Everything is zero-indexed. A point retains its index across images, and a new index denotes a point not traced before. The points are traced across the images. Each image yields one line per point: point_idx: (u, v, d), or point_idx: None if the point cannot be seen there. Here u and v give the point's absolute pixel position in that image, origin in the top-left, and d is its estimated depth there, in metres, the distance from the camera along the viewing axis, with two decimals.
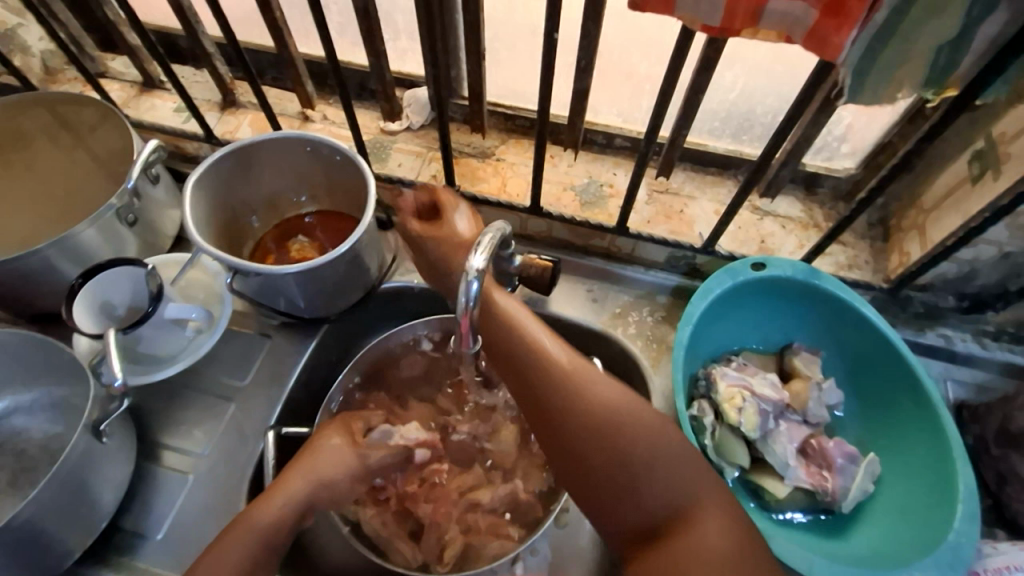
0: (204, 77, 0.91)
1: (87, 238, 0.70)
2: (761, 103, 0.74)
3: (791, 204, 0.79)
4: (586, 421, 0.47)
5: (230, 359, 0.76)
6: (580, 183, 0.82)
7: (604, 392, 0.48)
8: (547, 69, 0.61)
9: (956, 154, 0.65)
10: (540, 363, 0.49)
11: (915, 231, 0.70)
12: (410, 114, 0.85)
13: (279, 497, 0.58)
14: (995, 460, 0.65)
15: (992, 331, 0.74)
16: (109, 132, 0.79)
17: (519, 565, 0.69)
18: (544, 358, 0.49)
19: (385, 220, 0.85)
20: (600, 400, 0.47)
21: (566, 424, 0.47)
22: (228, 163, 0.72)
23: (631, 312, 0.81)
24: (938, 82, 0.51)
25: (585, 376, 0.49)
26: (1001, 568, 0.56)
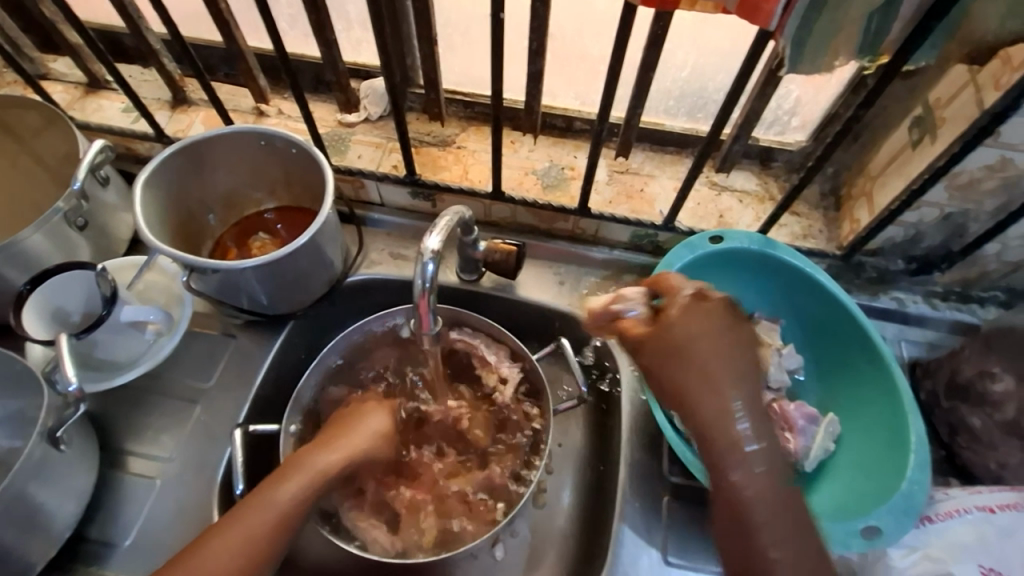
0: (153, 75, 0.88)
1: (35, 243, 0.67)
2: (712, 80, 0.75)
3: (747, 178, 0.81)
4: (714, 453, 0.45)
5: (194, 361, 0.75)
6: (541, 167, 0.83)
7: (706, 399, 0.45)
8: (498, 52, 0.62)
9: (897, 121, 0.67)
10: (658, 355, 0.47)
11: (864, 198, 0.73)
12: (368, 105, 0.84)
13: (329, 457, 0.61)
14: (946, 412, 0.68)
15: (941, 291, 0.77)
16: (55, 135, 0.76)
17: (500, 547, 0.71)
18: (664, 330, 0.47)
19: (347, 213, 0.85)
20: (687, 362, 0.46)
21: (665, 379, 0.47)
22: (179, 161, 0.70)
23: (598, 293, 0.82)
24: (872, 49, 0.53)
25: (695, 353, 0.46)
26: (952, 511, 0.58)
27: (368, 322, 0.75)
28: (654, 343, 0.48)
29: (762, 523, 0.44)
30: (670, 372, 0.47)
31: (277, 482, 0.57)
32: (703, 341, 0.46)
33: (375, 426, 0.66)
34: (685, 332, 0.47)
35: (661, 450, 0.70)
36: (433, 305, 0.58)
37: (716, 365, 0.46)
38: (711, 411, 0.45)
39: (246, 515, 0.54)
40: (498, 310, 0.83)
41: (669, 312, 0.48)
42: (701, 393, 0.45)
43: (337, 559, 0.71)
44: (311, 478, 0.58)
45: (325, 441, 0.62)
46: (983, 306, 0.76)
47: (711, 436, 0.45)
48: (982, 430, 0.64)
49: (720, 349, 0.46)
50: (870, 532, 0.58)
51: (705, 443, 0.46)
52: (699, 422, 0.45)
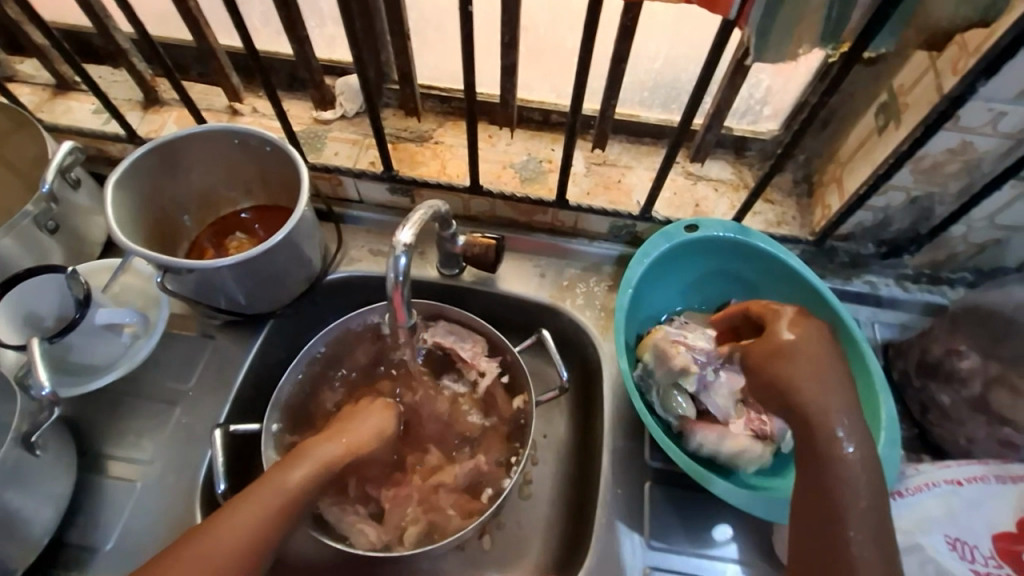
0: (123, 76, 0.87)
1: (4, 248, 0.66)
2: (685, 71, 0.76)
3: (722, 167, 0.82)
4: (804, 443, 0.51)
5: (173, 363, 0.74)
6: (519, 161, 0.83)
7: (807, 394, 0.52)
8: (469, 45, 0.62)
9: (864, 108, 0.69)
10: (768, 357, 0.55)
11: (834, 184, 0.74)
12: (344, 102, 0.83)
13: (332, 446, 0.61)
14: (917, 391, 0.70)
15: (912, 274, 0.79)
16: (23, 138, 0.75)
17: (486, 538, 0.72)
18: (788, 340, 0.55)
19: (325, 211, 0.84)
20: (794, 365, 0.53)
21: (774, 372, 0.54)
22: (151, 161, 0.69)
23: (578, 283, 0.82)
24: (834, 37, 0.54)
25: (797, 358, 0.54)
26: (921, 485, 0.60)
27: (349, 318, 0.75)
28: (761, 351, 0.56)
29: (853, 508, 0.48)
30: (784, 368, 0.53)
31: (285, 468, 0.56)
32: (821, 353, 0.54)
33: (372, 430, 0.65)
34: (805, 343, 0.54)
35: (642, 436, 0.71)
36: (407, 298, 0.58)
37: (820, 365, 0.53)
38: (808, 399, 0.52)
39: (262, 494, 0.54)
40: (480, 304, 0.83)
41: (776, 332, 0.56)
42: (807, 381, 0.52)
43: (320, 555, 0.71)
44: (319, 465, 0.58)
45: (336, 434, 0.63)
46: (952, 287, 0.78)
47: (809, 426, 0.51)
48: (951, 407, 0.66)
49: (826, 363, 0.53)
50: None
51: (806, 435, 0.51)
52: (798, 404, 0.52)
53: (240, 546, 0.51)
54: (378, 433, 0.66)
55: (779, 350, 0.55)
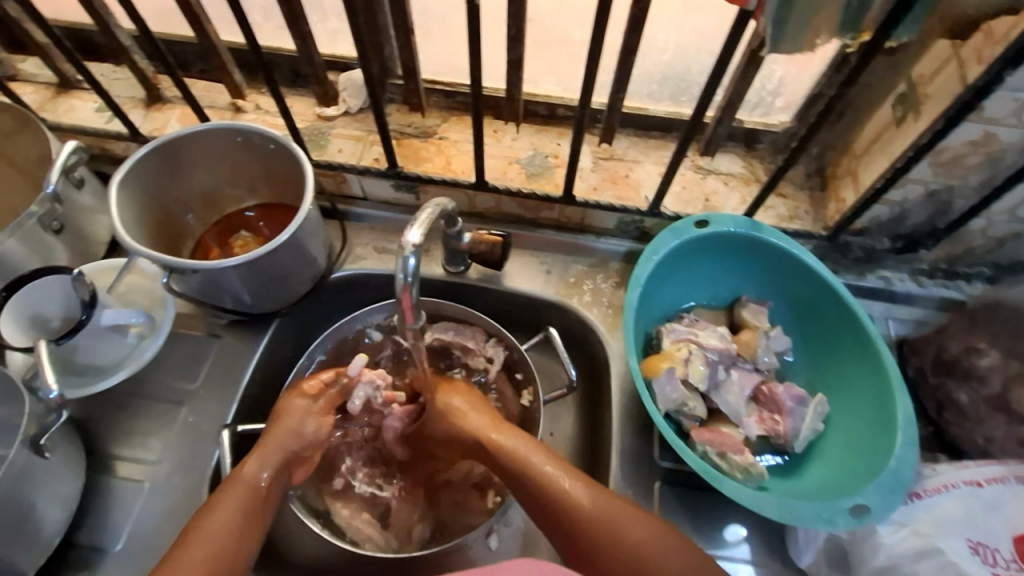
0: (125, 73, 0.86)
1: (9, 249, 0.66)
2: (695, 62, 0.74)
3: (732, 161, 0.80)
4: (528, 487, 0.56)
5: (179, 363, 0.74)
6: (525, 156, 0.82)
7: (510, 442, 0.59)
8: (475, 40, 0.60)
9: (881, 99, 0.67)
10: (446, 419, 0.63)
11: (849, 177, 0.72)
12: (347, 97, 0.82)
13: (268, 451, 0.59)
14: (932, 388, 0.68)
15: (927, 269, 0.77)
16: (26, 137, 0.75)
17: (494, 538, 0.71)
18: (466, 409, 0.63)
19: (330, 208, 0.84)
20: (478, 424, 0.61)
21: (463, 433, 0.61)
22: (154, 160, 0.69)
23: (585, 280, 0.81)
24: (853, 25, 0.52)
25: (475, 418, 0.62)
26: (940, 487, 0.59)
27: (354, 317, 0.75)
28: (431, 416, 0.64)
29: (603, 529, 0.53)
30: (433, 428, 0.65)
31: (211, 516, 0.54)
32: (468, 420, 0.62)
33: (276, 460, 0.59)
34: (467, 422, 0.62)
35: (651, 436, 0.70)
36: (416, 300, 0.57)
37: (480, 423, 0.61)
38: (512, 444, 0.59)
39: (198, 554, 0.51)
40: (486, 301, 0.82)
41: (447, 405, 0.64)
42: (503, 434, 0.60)
43: (328, 555, 0.71)
44: (246, 511, 0.55)
45: (245, 468, 0.58)
46: (969, 282, 0.76)
47: (534, 494, 0.56)
48: (969, 405, 0.65)
49: (487, 415, 0.62)
50: (859, 510, 0.58)
51: (531, 498, 0.56)
52: (501, 449, 0.59)
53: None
54: (294, 452, 0.61)
55: (446, 416, 0.63)
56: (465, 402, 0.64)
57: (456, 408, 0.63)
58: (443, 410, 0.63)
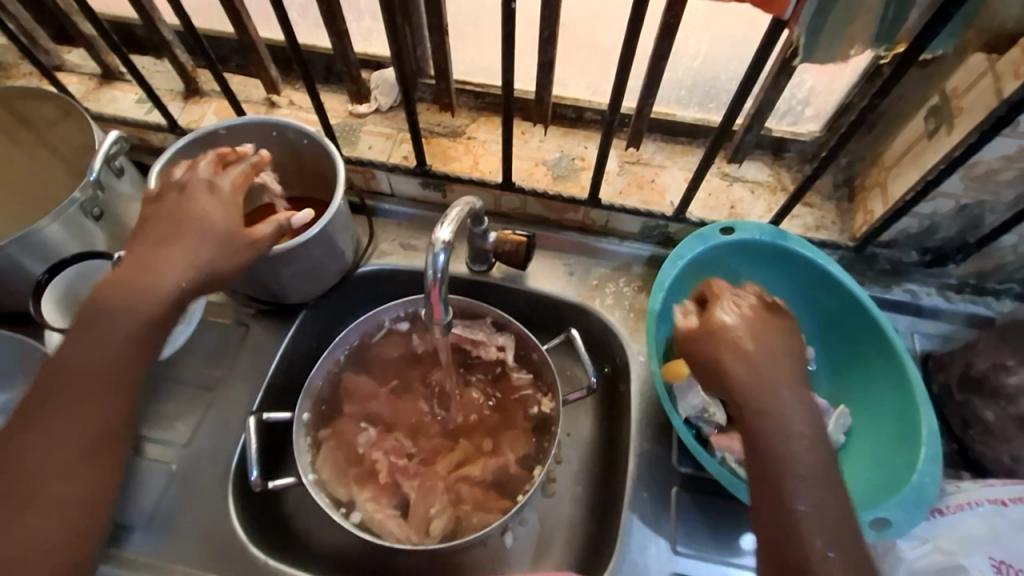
0: (165, 66, 0.89)
1: (52, 233, 0.68)
2: (725, 69, 0.74)
3: (759, 169, 0.80)
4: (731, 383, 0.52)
5: (209, 350, 0.76)
6: (551, 158, 0.82)
7: (749, 348, 0.53)
8: (508, 43, 0.61)
9: (913, 111, 0.67)
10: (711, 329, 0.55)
11: (878, 188, 0.72)
12: (378, 95, 0.84)
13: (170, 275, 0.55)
14: (958, 405, 0.68)
15: (955, 284, 0.76)
16: (71, 126, 0.77)
17: (509, 535, 0.71)
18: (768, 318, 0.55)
19: (358, 203, 0.85)
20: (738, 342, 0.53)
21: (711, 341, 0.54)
22: (193, 152, 0.71)
23: (608, 283, 0.81)
24: (889, 37, 0.52)
25: (750, 338, 0.53)
26: (964, 504, 0.58)
27: (377, 312, 0.76)
28: (703, 330, 0.55)
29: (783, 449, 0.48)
30: (712, 346, 0.54)
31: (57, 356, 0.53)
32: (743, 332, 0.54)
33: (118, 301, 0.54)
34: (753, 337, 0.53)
35: (671, 442, 0.71)
36: (444, 295, 0.58)
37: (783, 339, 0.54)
38: (749, 342, 0.53)
39: (66, 399, 0.52)
40: (507, 300, 0.83)
41: (721, 317, 0.55)
42: (752, 343, 0.53)
43: (344, 544, 0.72)
44: (123, 315, 0.54)
45: (102, 301, 0.54)
46: (998, 299, 0.75)
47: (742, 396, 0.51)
48: (995, 424, 0.64)
49: (778, 334, 0.54)
50: (880, 524, 0.58)
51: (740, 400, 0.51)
52: (722, 360, 0.53)
53: (74, 472, 0.52)
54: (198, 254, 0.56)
55: (721, 330, 0.54)
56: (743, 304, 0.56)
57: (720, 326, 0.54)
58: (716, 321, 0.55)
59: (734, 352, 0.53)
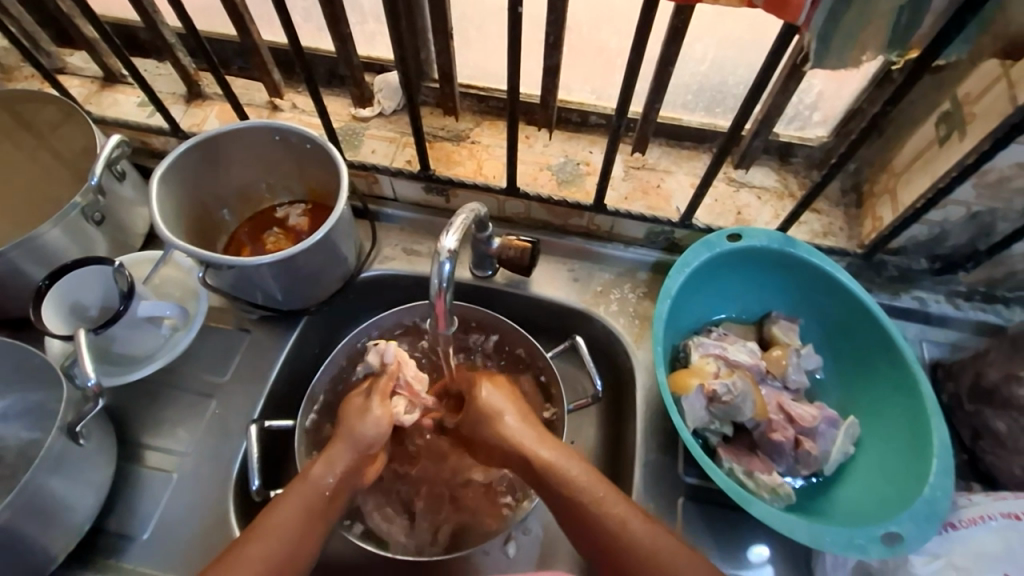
0: (168, 69, 0.88)
1: (53, 238, 0.68)
2: (732, 74, 0.74)
3: (766, 174, 0.79)
4: (567, 503, 0.55)
5: (211, 356, 0.76)
6: (556, 163, 0.82)
7: (572, 471, 0.56)
8: (514, 48, 0.61)
9: (923, 117, 0.66)
10: (478, 418, 0.62)
11: (887, 195, 0.71)
12: (382, 99, 0.83)
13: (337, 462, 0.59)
14: (969, 415, 0.67)
15: (965, 291, 0.75)
16: (72, 130, 0.76)
17: (512, 544, 0.70)
18: (497, 422, 0.60)
19: (361, 208, 0.84)
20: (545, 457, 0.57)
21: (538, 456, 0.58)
22: (195, 156, 0.70)
23: (612, 289, 0.80)
24: (901, 43, 0.51)
25: (511, 427, 0.60)
26: (976, 518, 0.57)
27: (380, 319, 0.75)
28: (470, 412, 0.63)
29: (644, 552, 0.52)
30: (472, 425, 0.63)
31: (314, 477, 0.57)
32: (576, 479, 0.56)
33: (346, 462, 0.59)
34: (501, 427, 0.60)
35: (676, 450, 0.69)
36: (449, 305, 0.57)
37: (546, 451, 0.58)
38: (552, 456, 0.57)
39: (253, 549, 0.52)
40: (511, 305, 0.82)
41: (482, 403, 0.62)
42: (552, 455, 0.58)
43: (345, 552, 0.72)
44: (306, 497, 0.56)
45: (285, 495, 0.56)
46: (1007, 307, 0.74)
47: (581, 518, 0.54)
48: (1007, 435, 0.63)
49: (544, 436, 0.60)
50: (892, 539, 0.56)
51: (577, 521, 0.54)
52: (556, 476, 0.56)
53: None
54: (364, 453, 0.60)
55: (484, 411, 0.62)
56: (499, 395, 0.63)
57: (561, 463, 0.57)
58: (495, 426, 0.60)
59: (563, 479, 0.56)
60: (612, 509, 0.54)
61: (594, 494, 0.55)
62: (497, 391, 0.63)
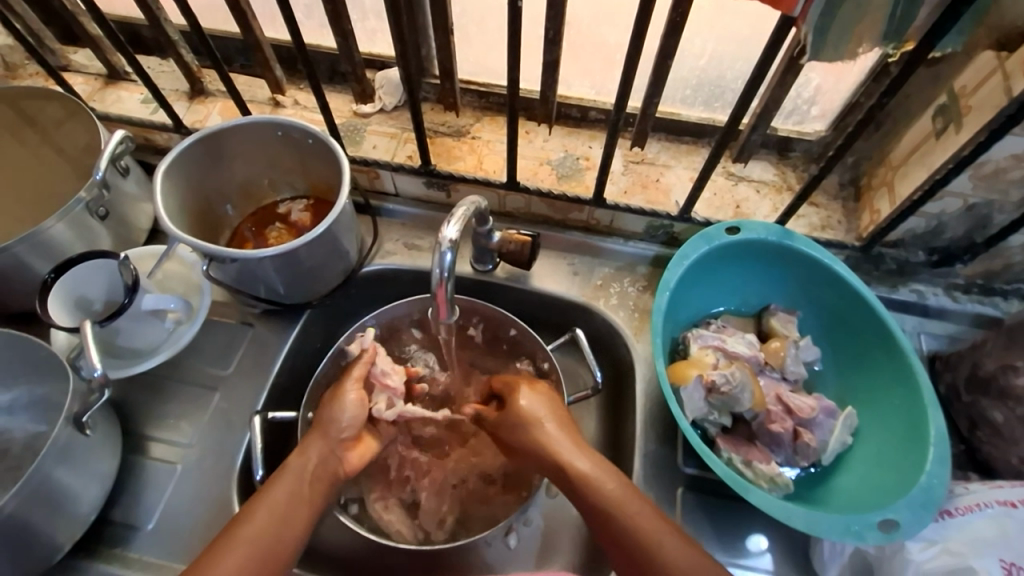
0: (171, 67, 0.89)
1: (58, 233, 0.69)
2: (731, 69, 0.74)
3: (764, 168, 0.80)
4: (601, 517, 0.54)
5: (214, 350, 0.76)
6: (556, 157, 0.82)
7: (608, 484, 0.55)
8: (514, 43, 0.61)
9: (920, 110, 0.66)
10: (518, 424, 0.62)
11: (884, 188, 0.71)
12: (383, 95, 0.84)
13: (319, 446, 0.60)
14: (966, 406, 0.68)
15: (962, 284, 0.76)
16: (76, 126, 0.77)
17: (513, 536, 0.71)
18: (535, 429, 0.60)
19: (362, 203, 0.85)
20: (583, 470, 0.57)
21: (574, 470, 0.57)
22: (198, 151, 0.71)
23: (612, 283, 0.81)
24: (897, 36, 0.51)
25: (551, 436, 0.60)
26: (972, 505, 0.58)
27: (381, 313, 0.76)
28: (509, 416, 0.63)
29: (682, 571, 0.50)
30: (508, 432, 0.63)
31: (298, 464, 0.58)
32: (613, 493, 0.55)
33: (319, 452, 0.60)
34: (540, 434, 0.60)
35: (675, 441, 0.70)
36: (450, 295, 0.58)
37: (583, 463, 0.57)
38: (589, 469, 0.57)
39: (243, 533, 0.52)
40: (511, 299, 0.83)
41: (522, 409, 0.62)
42: (588, 469, 0.57)
43: (347, 542, 0.72)
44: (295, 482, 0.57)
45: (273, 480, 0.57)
46: (1005, 299, 0.75)
47: (615, 533, 0.53)
48: (1004, 425, 0.63)
49: (583, 449, 0.59)
50: (889, 526, 0.57)
51: (611, 535, 0.54)
52: (591, 491, 0.55)
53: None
54: (338, 437, 0.61)
55: (523, 419, 0.61)
56: (540, 403, 0.62)
57: (597, 477, 0.56)
58: (533, 432, 0.60)
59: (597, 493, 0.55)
60: (649, 525, 0.53)
61: (629, 509, 0.54)
62: (539, 398, 0.63)
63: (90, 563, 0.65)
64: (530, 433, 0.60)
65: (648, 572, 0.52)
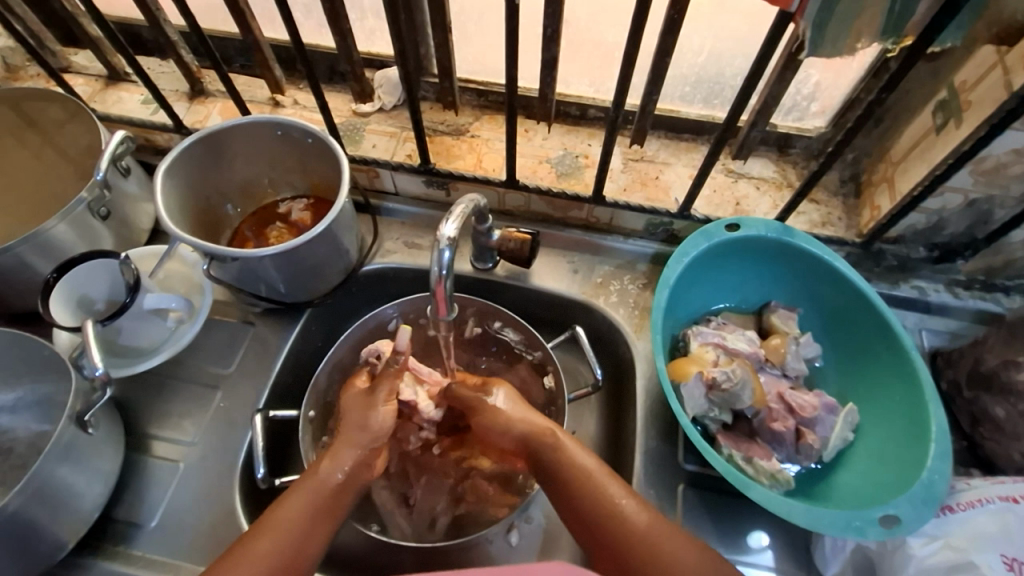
0: (171, 67, 0.90)
1: (60, 233, 0.69)
2: (730, 66, 0.74)
3: (764, 165, 0.80)
4: (568, 484, 0.56)
5: (216, 348, 0.77)
6: (555, 156, 0.82)
7: (580, 457, 0.58)
8: (511, 41, 0.61)
9: (920, 106, 0.66)
10: (485, 410, 0.63)
11: (885, 183, 0.71)
12: (382, 94, 0.84)
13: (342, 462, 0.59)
14: (968, 402, 0.67)
15: (964, 280, 0.75)
16: (78, 127, 0.78)
17: (514, 533, 0.71)
18: (501, 415, 0.62)
19: (362, 202, 0.85)
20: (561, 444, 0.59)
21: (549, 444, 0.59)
22: (198, 151, 0.71)
23: (612, 281, 0.81)
24: (896, 30, 0.51)
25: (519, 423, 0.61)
26: (973, 501, 0.58)
27: (380, 311, 0.76)
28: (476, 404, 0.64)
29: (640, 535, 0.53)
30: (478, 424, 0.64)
31: (314, 477, 0.58)
32: (582, 462, 0.57)
33: (344, 463, 0.59)
34: (513, 420, 0.61)
35: (676, 438, 0.70)
36: (449, 292, 0.58)
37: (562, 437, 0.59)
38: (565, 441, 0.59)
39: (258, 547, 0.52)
40: (511, 297, 0.83)
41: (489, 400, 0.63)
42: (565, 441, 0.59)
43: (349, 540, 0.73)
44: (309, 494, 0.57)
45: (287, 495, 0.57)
46: (1007, 295, 0.75)
47: (579, 500, 0.55)
48: (1006, 420, 0.63)
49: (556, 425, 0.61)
50: (889, 522, 0.57)
51: (575, 502, 0.55)
52: (563, 462, 0.58)
53: None
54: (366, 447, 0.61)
55: (489, 408, 0.63)
56: (508, 393, 0.64)
57: (571, 449, 0.58)
58: (500, 420, 0.62)
59: (566, 461, 0.58)
60: (614, 495, 0.55)
61: (600, 480, 0.56)
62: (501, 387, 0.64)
63: (94, 561, 0.65)
64: (498, 419, 0.62)
65: (607, 536, 0.53)
